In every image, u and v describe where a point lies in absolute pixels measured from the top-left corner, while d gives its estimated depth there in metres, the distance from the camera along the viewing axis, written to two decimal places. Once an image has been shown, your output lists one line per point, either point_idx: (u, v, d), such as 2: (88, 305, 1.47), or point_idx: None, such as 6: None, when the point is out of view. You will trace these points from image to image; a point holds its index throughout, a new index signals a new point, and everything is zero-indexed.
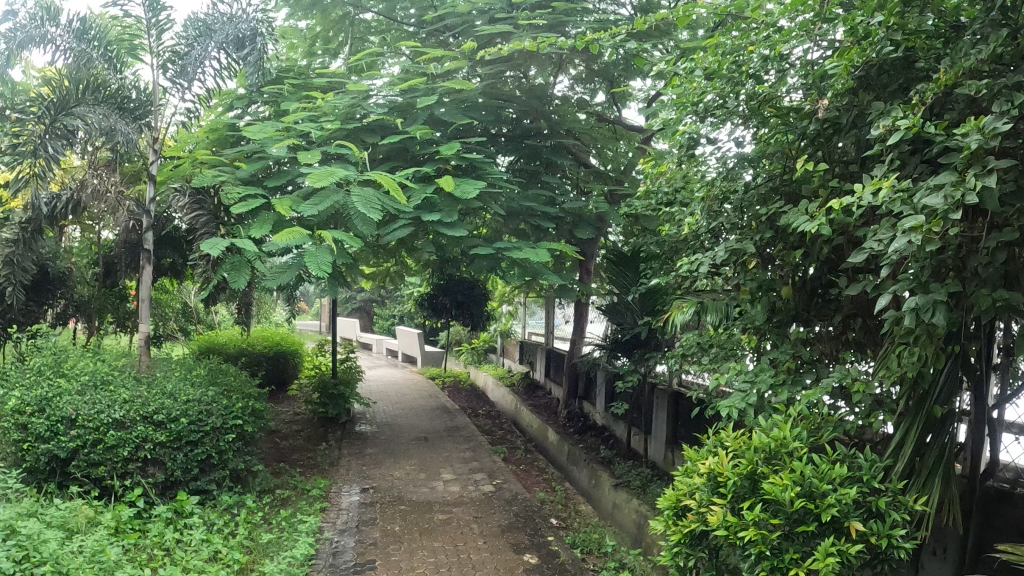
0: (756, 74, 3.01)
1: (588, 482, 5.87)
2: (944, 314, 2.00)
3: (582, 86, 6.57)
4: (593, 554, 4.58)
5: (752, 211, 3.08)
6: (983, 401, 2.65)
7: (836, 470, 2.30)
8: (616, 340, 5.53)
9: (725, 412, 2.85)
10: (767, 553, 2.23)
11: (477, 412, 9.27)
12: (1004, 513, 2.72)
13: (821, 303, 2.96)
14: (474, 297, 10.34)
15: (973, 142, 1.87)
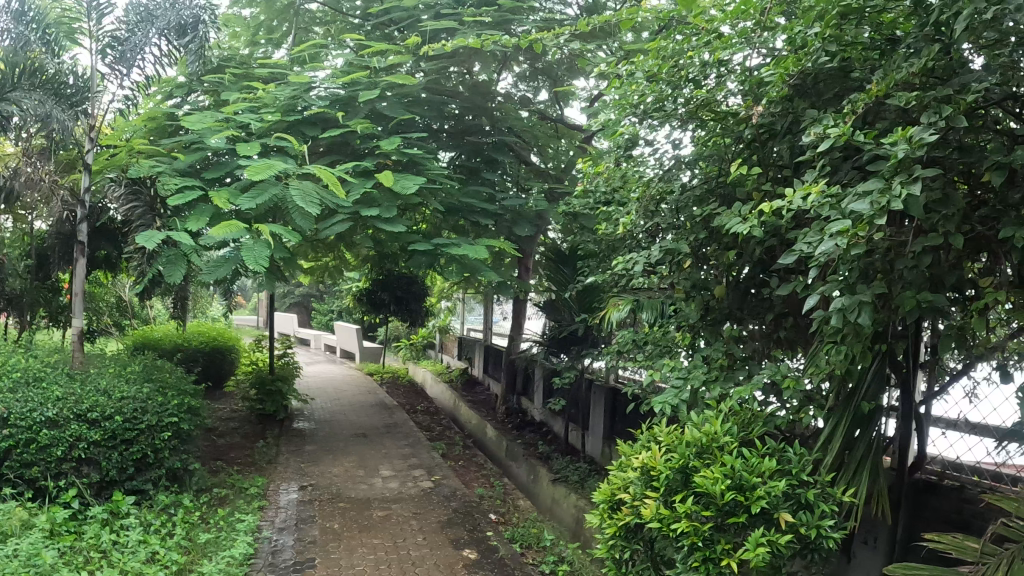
0: (696, 79, 3.02)
1: (527, 477, 5.90)
2: (868, 314, 2.08)
3: (525, 84, 6.54)
4: (532, 548, 4.60)
5: (688, 211, 3.15)
6: (911, 397, 2.77)
7: (766, 463, 2.37)
8: (553, 337, 5.56)
9: (658, 408, 2.90)
10: (700, 545, 2.28)
11: (415, 407, 9.24)
12: (931, 504, 2.84)
13: (754, 302, 3.07)
14: (414, 293, 10.27)
15: (900, 151, 1.93)
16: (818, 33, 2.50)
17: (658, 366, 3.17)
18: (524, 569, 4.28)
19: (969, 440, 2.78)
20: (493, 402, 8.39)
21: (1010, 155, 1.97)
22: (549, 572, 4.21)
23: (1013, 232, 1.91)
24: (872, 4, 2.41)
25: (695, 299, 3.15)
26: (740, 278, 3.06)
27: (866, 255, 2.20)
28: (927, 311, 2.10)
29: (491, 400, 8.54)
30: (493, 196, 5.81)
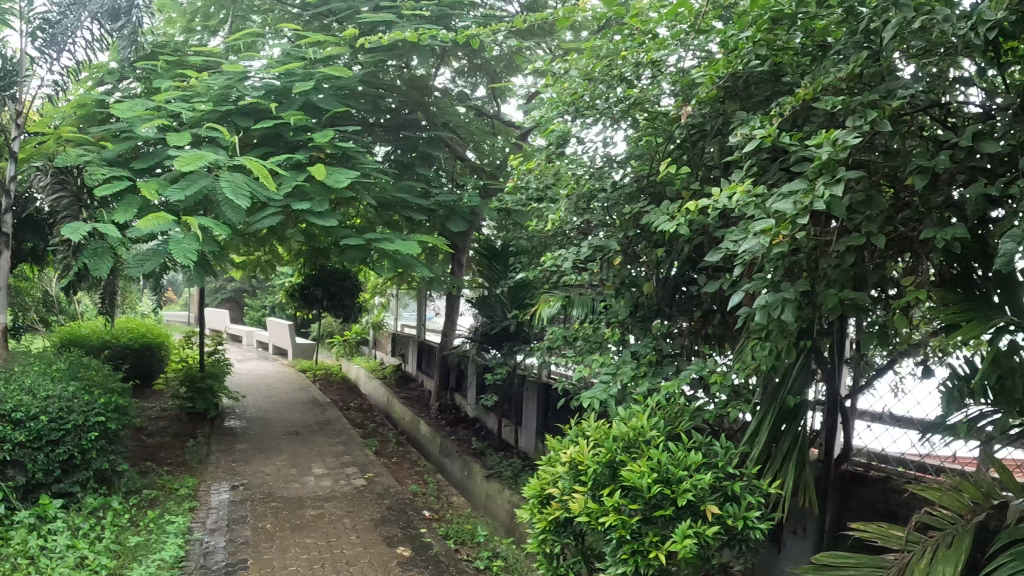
0: (629, 78, 3.06)
1: (461, 473, 5.90)
2: (791, 311, 2.16)
3: (463, 79, 6.52)
4: (466, 544, 4.60)
5: (618, 210, 3.21)
6: (836, 391, 2.86)
7: (692, 456, 2.42)
8: (485, 333, 5.58)
9: (587, 404, 2.94)
10: (628, 537, 2.32)
11: (349, 404, 9.12)
12: (858, 494, 2.93)
13: (683, 299, 3.15)
14: (347, 288, 10.13)
15: (824, 153, 1.99)
16: (750, 36, 2.54)
17: (587, 362, 3.20)
18: (457, 566, 4.28)
19: (894, 433, 2.89)
20: (427, 399, 8.34)
21: (929, 159, 2.05)
22: (484, 568, 4.21)
23: (932, 233, 1.99)
24: (804, 10, 2.46)
25: (624, 296, 3.21)
26: (669, 275, 3.13)
27: (791, 253, 2.27)
28: (849, 307, 2.17)
29: (425, 397, 8.49)
30: (427, 192, 5.76)
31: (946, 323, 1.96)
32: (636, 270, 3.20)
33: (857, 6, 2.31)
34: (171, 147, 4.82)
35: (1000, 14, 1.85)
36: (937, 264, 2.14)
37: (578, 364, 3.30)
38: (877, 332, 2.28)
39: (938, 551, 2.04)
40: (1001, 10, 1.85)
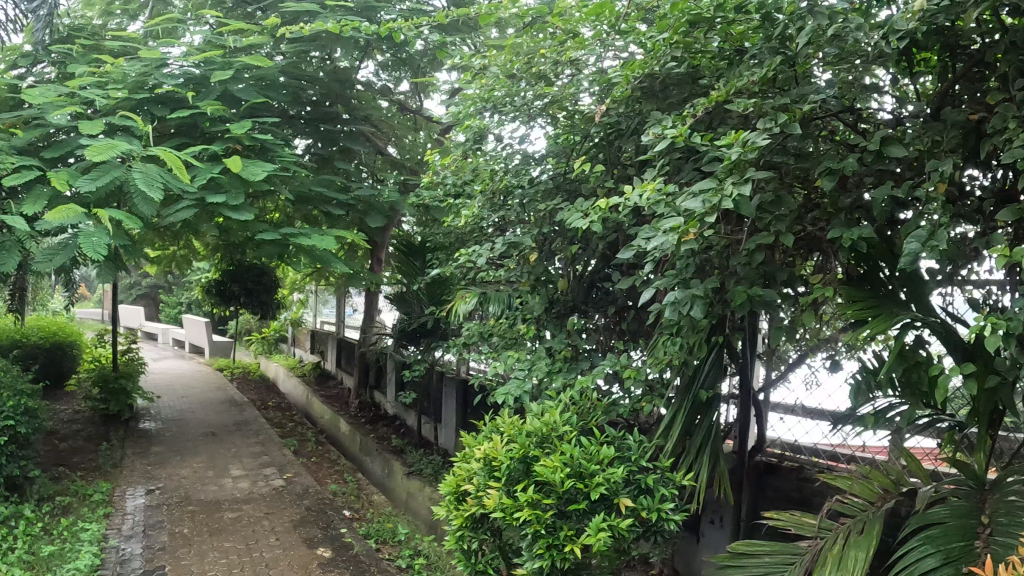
0: (547, 75, 3.09)
1: (382, 472, 5.82)
2: (699, 307, 2.20)
3: (387, 73, 6.41)
4: (386, 544, 4.55)
5: (534, 206, 3.25)
6: (749, 385, 2.95)
7: (603, 451, 2.46)
8: (402, 329, 5.52)
9: (501, 400, 2.93)
10: (543, 532, 2.32)
11: (266, 403, 8.89)
12: (773, 485, 3.05)
13: (598, 296, 3.23)
14: (265, 285, 9.86)
15: (733, 152, 2.04)
16: (668, 38, 2.58)
17: (503, 358, 3.21)
18: (378, 565, 4.22)
19: (806, 424, 3.00)
20: (346, 396, 8.22)
21: (837, 162, 2.13)
22: (405, 567, 4.18)
23: (841, 233, 2.08)
24: (722, 15, 2.50)
25: (539, 292, 3.22)
26: (585, 271, 3.20)
27: (703, 251, 2.37)
28: (757, 303, 2.24)
29: (345, 395, 8.36)
30: (345, 186, 5.65)
31: (853, 319, 2.03)
32: (552, 267, 3.24)
33: (774, 13, 2.35)
34: (84, 136, 4.60)
35: (911, 25, 1.92)
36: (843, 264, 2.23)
37: (494, 359, 3.30)
38: (785, 328, 2.36)
39: (850, 537, 2.10)
40: (912, 21, 1.93)
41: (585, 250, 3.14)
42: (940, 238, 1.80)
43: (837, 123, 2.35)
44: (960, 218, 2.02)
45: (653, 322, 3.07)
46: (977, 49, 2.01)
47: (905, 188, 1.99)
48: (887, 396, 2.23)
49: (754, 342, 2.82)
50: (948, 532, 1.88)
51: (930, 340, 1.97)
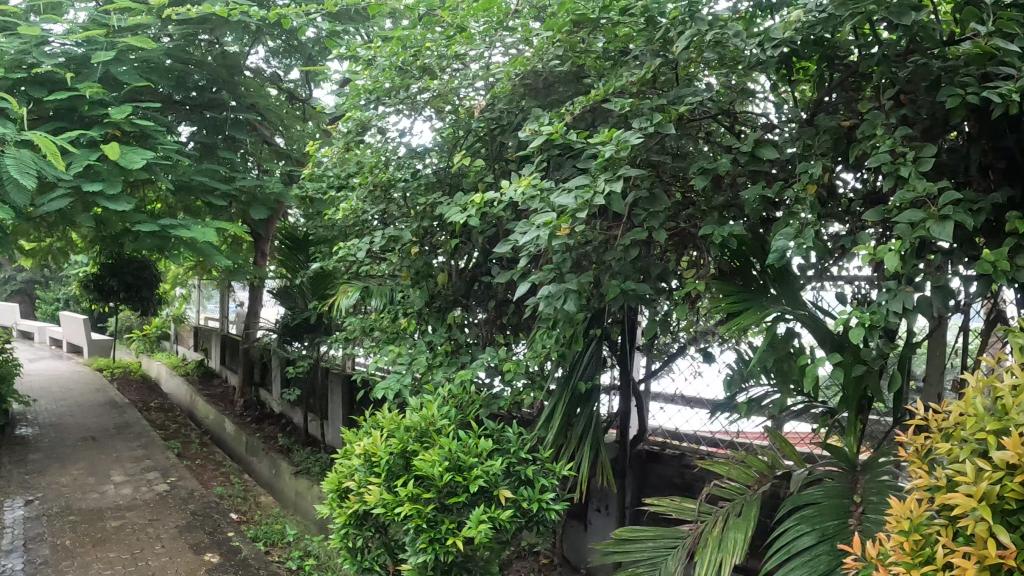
0: (431, 68, 2.96)
1: (269, 472, 5.67)
2: (572, 301, 2.24)
3: (277, 61, 6.19)
4: (276, 546, 4.44)
5: (414, 198, 3.16)
6: (629, 376, 3.05)
7: (481, 444, 2.46)
8: (285, 324, 5.45)
9: (380, 395, 2.90)
10: (424, 526, 2.30)
11: (148, 404, 8.49)
12: (657, 471, 3.17)
13: (479, 290, 3.25)
14: (146, 279, 9.41)
15: (605, 150, 2.07)
16: (551, 37, 2.57)
17: (385, 352, 3.17)
18: (269, 568, 4.11)
19: (686, 413, 3.14)
20: (232, 395, 7.94)
21: (710, 162, 2.20)
22: (296, 568, 4.08)
23: (712, 229, 2.16)
24: (606, 16, 2.47)
25: (420, 286, 3.22)
26: (465, 266, 3.22)
27: (579, 246, 2.41)
28: (630, 297, 2.31)
29: (231, 393, 8.08)
30: (228, 177, 5.43)
31: (726, 311, 2.13)
32: (431, 260, 3.21)
33: (657, 16, 2.36)
34: None
35: (786, 34, 2.01)
36: (715, 260, 2.32)
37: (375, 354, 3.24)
38: (659, 321, 2.43)
39: (730, 520, 2.19)
40: (788, 30, 2.01)
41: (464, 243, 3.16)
42: (808, 237, 1.91)
43: (714, 124, 2.43)
44: (831, 218, 2.15)
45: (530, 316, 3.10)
46: (852, 61, 2.12)
47: (775, 188, 2.08)
48: (758, 385, 2.35)
49: (633, 335, 2.91)
50: (822, 511, 1.99)
51: (800, 331, 2.08)
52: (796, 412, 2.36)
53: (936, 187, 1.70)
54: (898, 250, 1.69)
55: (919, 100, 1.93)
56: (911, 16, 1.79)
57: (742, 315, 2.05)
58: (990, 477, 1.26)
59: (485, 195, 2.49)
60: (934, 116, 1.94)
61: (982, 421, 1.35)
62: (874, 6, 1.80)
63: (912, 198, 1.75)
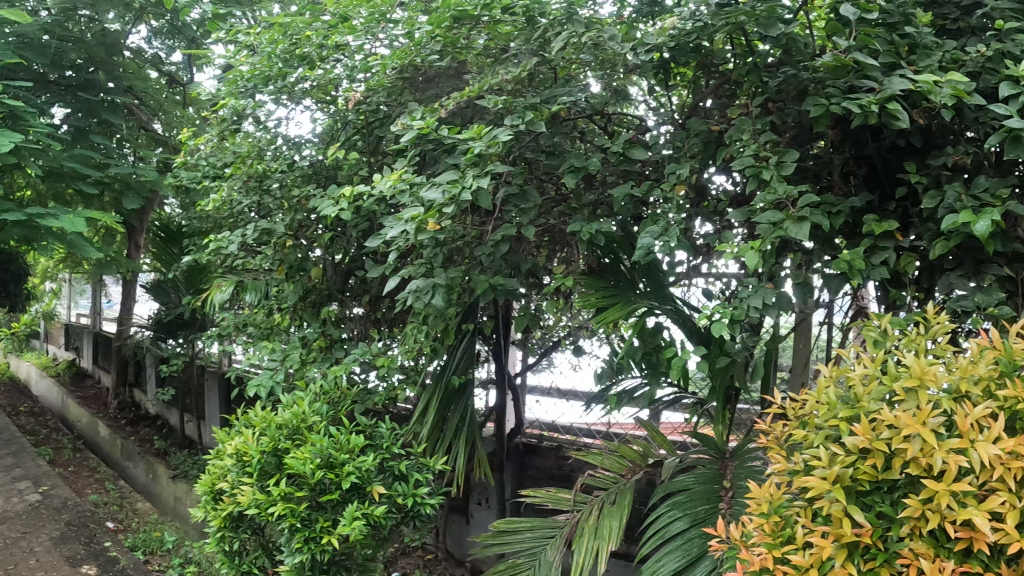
0: (311, 58, 2.76)
1: (146, 476, 5.43)
2: (441, 296, 2.21)
3: (159, 41, 5.80)
4: (156, 554, 4.24)
5: (283, 189, 3.01)
6: (504, 370, 3.15)
7: (353, 440, 2.43)
8: (159, 320, 5.23)
9: (252, 393, 2.74)
10: (299, 525, 2.27)
11: (14, 408, 7.93)
12: (534, 464, 3.30)
13: (355, 284, 3.13)
14: (13, 273, 8.78)
15: (476, 147, 2.04)
16: (430, 31, 2.44)
17: (258, 348, 3.02)
18: None
19: (561, 405, 3.26)
20: (106, 396, 7.53)
21: (581, 160, 2.22)
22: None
23: (582, 226, 2.19)
24: (487, 14, 2.40)
25: (294, 280, 3.08)
26: (341, 260, 3.11)
27: (452, 241, 2.39)
28: (499, 292, 2.32)
29: (105, 395, 7.65)
30: (101, 163, 5.08)
31: (595, 306, 2.20)
32: (308, 254, 3.07)
33: (538, 16, 2.35)
34: None
35: (661, 40, 2.03)
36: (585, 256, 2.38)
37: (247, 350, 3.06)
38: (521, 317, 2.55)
39: (604, 509, 2.25)
40: (660, 37, 2.04)
41: (335, 237, 3.03)
42: (672, 236, 1.98)
43: (588, 124, 2.44)
44: (700, 216, 2.22)
45: (404, 309, 3.06)
46: (727, 69, 2.18)
47: (644, 187, 2.14)
48: (628, 377, 2.42)
49: (505, 331, 3.07)
50: (694, 497, 2.06)
51: (667, 325, 2.15)
52: (666, 402, 2.47)
53: (795, 190, 1.80)
54: (758, 249, 1.78)
55: (786, 108, 2.03)
56: (778, 28, 1.90)
57: (609, 311, 2.12)
58: (843, 461, 1.34)
59: (356, 187, 2.39)
60: (800, 123, 2.06)
61: (833, 409, 1.44)
62: (745, 16, 1.90)
63: (773, 200, 1.85)
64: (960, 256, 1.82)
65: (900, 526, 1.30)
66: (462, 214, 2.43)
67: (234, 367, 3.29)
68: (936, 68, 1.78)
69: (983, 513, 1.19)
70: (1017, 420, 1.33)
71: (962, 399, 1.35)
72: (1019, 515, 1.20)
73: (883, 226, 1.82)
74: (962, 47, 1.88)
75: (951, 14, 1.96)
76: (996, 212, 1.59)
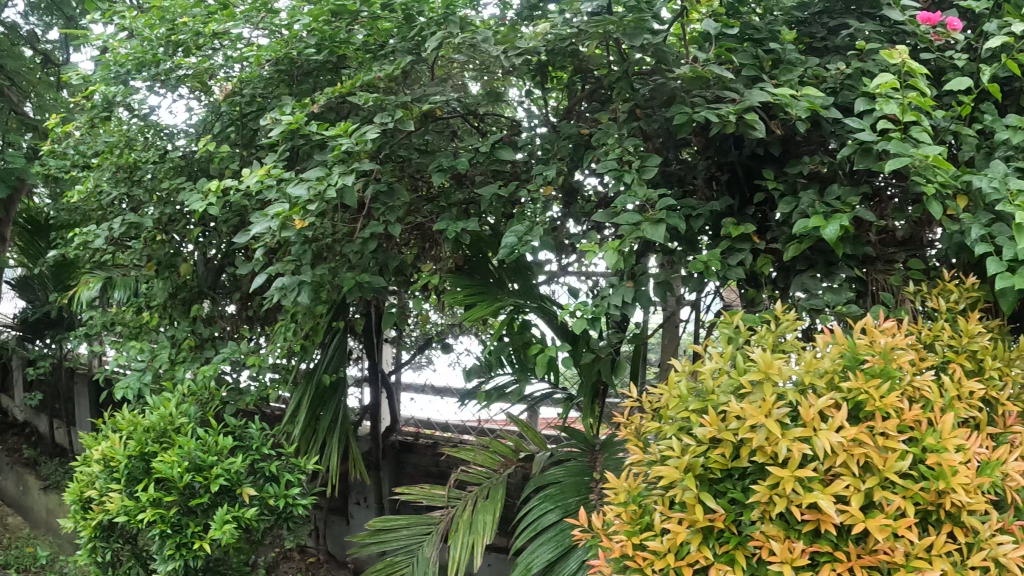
0: (185, 44, 2.50)
1: (16, 489, 5.11)
2: (307, 294, 2.17)
3: (37, 17, 5.51)
4: (27, 571, 4.01)
5: (145, 184, 2.81)
6: (377, 367, 3.21)
7: (222, 441, 2.37)
8: (24, 320, 4.90)
9: (118, 396, 2.63)
10: (170, 532, 2.22)
11: None
12: (411, 461, 3.45)
13: (228, 281, 3.04)
14: None
15: (343, 145, 1.97)
16: (307, 24, 2.28)
17: (124, 349, 2.83)
18: None
19: (436, 403, 3.45)
20: None
21: (450, 160, 2.20)
22: None
23: (448, 224, 2.19)
24: (368, 9, 2.26)
25: (164, 277, 2.94)
26: (213, 256, 2.99)
27: (320, 238, 2.33)
28: (366, 290, 2.31)
29: None
30: None
31: (462, 305, 2.26)
32: (178, 249, 2.96)
33: (416, 15, 2.27)
34: None
35: (534, 44, 2.01)
36: (452, 254, 2.37)
37: (114, 352, 2.89)
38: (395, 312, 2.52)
39: (478, 503, 2.30)
40: (533, 41, 2.02)
41: (207, 232, 2.94)
42: (535, 234, 2.01)
43: (459, 122, 2.42)
44: (570, 217, 2.32)
45: (275, 305, 3.01)
46: (601, 75, 2.23)
47: (511, 187, 2.16)
48: (502, 374, 2.47)
49: (376, 329, 3.11)
50: (564, 489, 2.11)
51: (537, 322, 2.28)
52: (538, 398, 2.50)
53: (655, 193, 1.86)
54: (618, 249, 1.83)
55: (654, 115, 2.10)
56: (643, 39, 1.90)
57: (478, 308, 2.19)
58: (695, 451, 1.41)
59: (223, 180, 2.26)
60: (667, 129, 2.12)
61: (686, 402, 1.51)
62: (612, 26, 1.90)
63: (635, 202, 1.90)
64: (813, 257, 1.95)
65: (751, 510, 1.36)
66: (332, 210, 2.37)
67: (103, 370, 3.10)
68: (796, 82, 1.88)
69: (828, 496, 1.27)
70: (859, 409, 1.43)
71: (806, 392, 1.44)
72: (862, 496, 1.29)
73: (740, 228, 1.93)
74: (825, 63, 2.00)
75: (818, 34, 2.09)
76: (844, 218, 1.70)
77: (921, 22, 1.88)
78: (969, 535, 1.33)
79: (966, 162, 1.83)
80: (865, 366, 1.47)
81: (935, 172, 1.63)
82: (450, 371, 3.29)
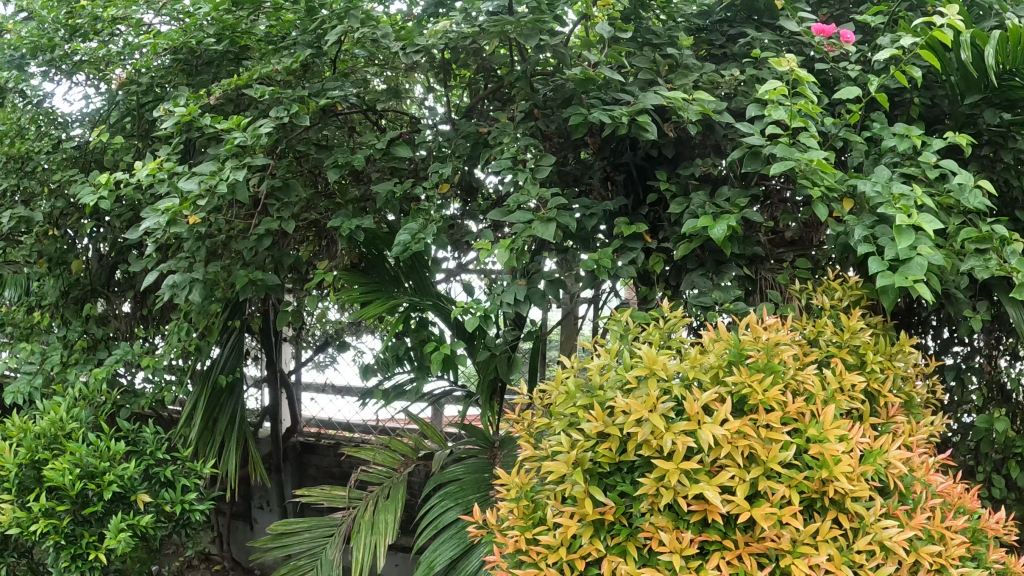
0: (82, 28, 2.38)
1: None
2: (200, 292, 2.13)
3: None
4: None
5: (36, 177, 2.63)
6: (275, 367, 3.18)
7: (114, 446, 2.30)
8: None
9: (7, 401, 2.53)
10: (64, 543, 2.18)
11: None
12: (313, 462, 3.44)
13: (123, 279, 2.91)
14: None
15: (236, 139, 1.94)
16: (206, 12, 2.23)
17: (14, 351, 2.73)
18: None
19: (336, 402, 3.40)
20: None
21: (347, 156, 2.18)
22: None
23: (341, 221, 2.16)
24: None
25: (56, 275, 2.76)
26: (105, 253, 2.86)
27: (213, 234, 2.27)
28: (260, 287, 2.29)
29: None
30: None
31: (358, 303, 2.24)
32: (72, 244, 2.78)
33: (319, 7, 2.21)
34: None
35: (431, 42, 2.01)
36: (347, 251, 2.33)
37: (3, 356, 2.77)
38: (291, 311, 2.44)
39: (378, 503, 2.30)
40: (432, 38, 2.02)
41: (100, 226, 2.78)
42: (428, 232, 2.02)
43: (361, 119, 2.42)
44: (467, 215, 2.36)
45: (171, 303, 2.97)
46: (503, 74, 2.25)
47: (408, 185, 2.16)
48: (400, 372, 2.40)
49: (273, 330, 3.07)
50: (465, 486, 2.12)
51: (436, 321, 2.34)
52: (438, 396, 2.46)
53: (548, 192, 1.89)
54: (510, 246, 1.86)
55: (551, 116, 2.12)
56: (538, 40, 1.92)
57: (373, 306, 2.20)
58: (583, 445, 1.44)
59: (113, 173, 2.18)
60: (564, 129, 2.16)
61: (574, 397, 1.53)
62: (509, 25, 1.92)
63: (529, 200, 1.93)
64: (702, 256, 2.00)
65: (639, 502, 1.40)
66: (227, 205, 2.31)
67: None
68: (689, 86, 1.96)
69: (714, 487, 1.31)
70: (744, 401, 1.48)
71: (692, 385, 1.48)
72: (747, 485, 1.32)
73: (632, 228, 1.97)
74: (721, 69, 2.07)
75: (717, 41, 2.15)
76: (730, 218, 1.77)
77: (816, 33, 1.95)
78: (854, 520, 1.37)
79: (855, 167, 1.91)
80: (748, 360, 1.52)
81: (821, 176, 1.73)
82: (351, 369, 3.26)
